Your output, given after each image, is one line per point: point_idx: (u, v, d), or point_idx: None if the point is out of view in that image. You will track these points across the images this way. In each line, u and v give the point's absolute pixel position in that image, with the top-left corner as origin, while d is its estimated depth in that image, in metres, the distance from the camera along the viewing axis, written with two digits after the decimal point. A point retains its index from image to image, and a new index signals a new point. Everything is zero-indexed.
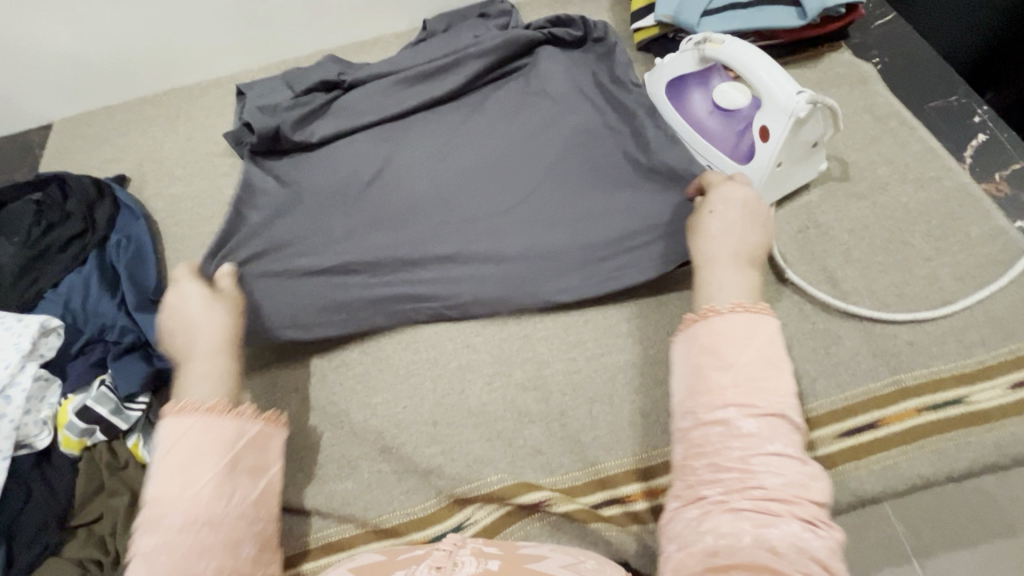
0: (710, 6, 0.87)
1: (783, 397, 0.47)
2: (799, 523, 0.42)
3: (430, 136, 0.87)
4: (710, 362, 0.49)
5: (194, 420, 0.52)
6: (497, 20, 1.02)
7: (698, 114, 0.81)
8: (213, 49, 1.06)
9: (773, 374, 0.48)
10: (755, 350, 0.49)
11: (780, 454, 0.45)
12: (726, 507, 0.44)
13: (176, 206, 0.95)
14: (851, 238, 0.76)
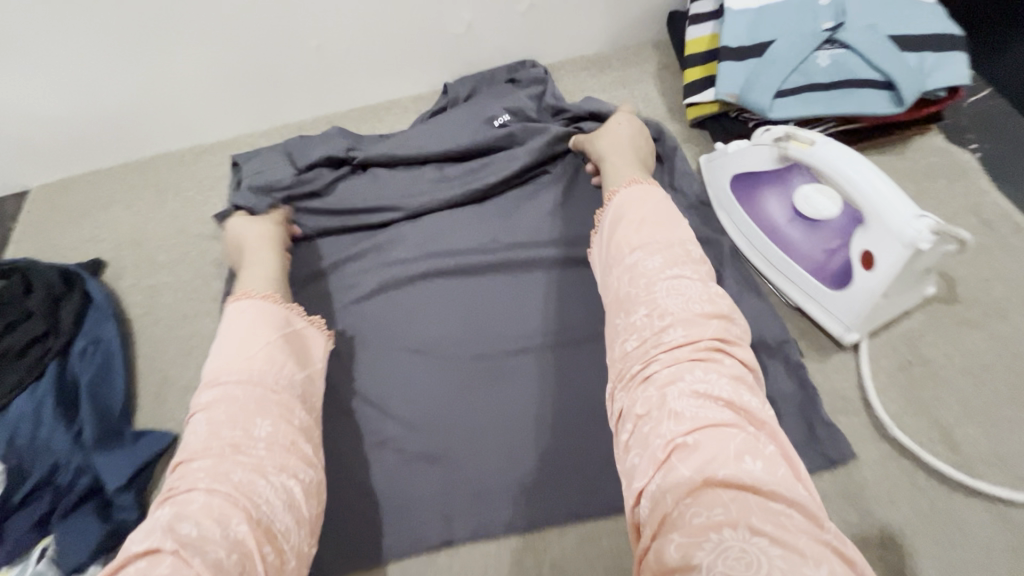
0: (784, 85, 0.74)
1: (678, 251, 0.56)
2: (713, 390, 0.46)
3: (441, 259, 0.76)
4: (625, 230, 0.60)
5: (245, 309, 0.62)
6: (531, 87, 0.89)
7: (774, 220, 0.67)
8: (208, 113, 0.94)
9: (665, 251, 0.56)
10: (649, 226, 0.59)
11: (677, 279, 0.53)
12: (647, 393, 0.48)
13: (153, 299, 0.82)
14: (969, 383, 0.62)
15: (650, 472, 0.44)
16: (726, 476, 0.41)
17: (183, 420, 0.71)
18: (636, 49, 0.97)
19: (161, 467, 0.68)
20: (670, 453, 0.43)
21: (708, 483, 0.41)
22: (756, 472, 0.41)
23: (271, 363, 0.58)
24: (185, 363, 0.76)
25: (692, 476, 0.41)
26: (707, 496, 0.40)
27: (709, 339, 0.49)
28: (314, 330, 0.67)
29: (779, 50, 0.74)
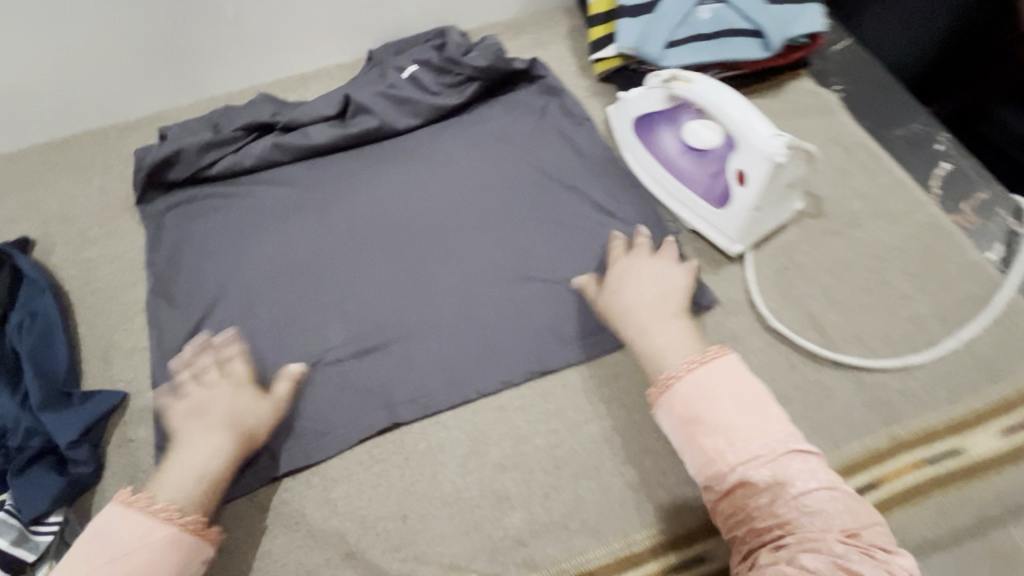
0: (673, 37, 0.83)
1: (765, 450, 0.51)
2: (838, 553, 0.45)
3: (385, 182, 0.85)
4: (699, 430, 0.53)
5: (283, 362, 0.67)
6: (430, 40, 0.95)
7: (668, 155, 0.78)
8: (128, 88, 0.94)
9: (727, 437, 0.52)
10: (731, 403, 0.53)
11: (789, 455, 0.50)
12: (786, 562, 0.46)
13: (88, 272, 0.82)
14: (831, 280, 0.74)
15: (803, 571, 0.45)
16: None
17: (132, 380, 0.73)
18: (547, 14, 1.04)
19: (113, 425, 0.70)
20: (836, 569, 0.44)
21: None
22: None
23: (278, 426, 0.64)
24: (129, 328, 0.77)
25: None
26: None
27: (786, 453, 0.50)
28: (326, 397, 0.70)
29: (667, 5, 0.83)
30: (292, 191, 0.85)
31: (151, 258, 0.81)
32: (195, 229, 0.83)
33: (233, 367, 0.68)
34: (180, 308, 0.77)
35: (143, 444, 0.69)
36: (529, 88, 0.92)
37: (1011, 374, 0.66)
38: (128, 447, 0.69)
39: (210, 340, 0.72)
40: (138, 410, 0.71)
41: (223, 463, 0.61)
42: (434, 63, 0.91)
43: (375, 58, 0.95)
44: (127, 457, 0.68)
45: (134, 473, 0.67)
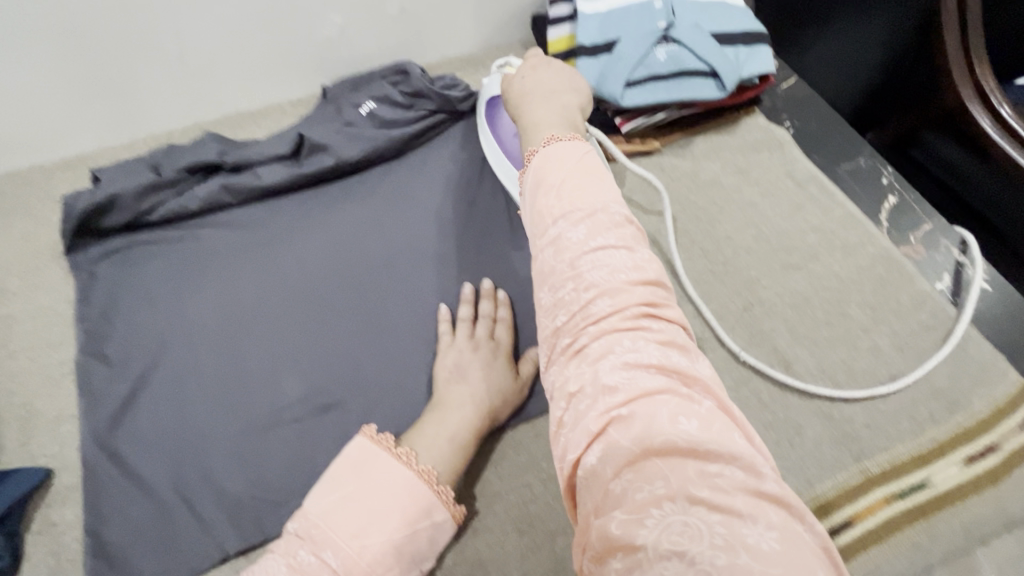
0: (632, 77, 0.84)
1: (615, 281, 0.44)
2: (644, 385, 0.40)
3: (345, 228, 0.81)
4: (546, 221, 0.48)
5: (392, 470, 0.56)
6: (388, 72, 0.91)
7: (505, 129, 0.83)
8: (55, 126, 0.87)
9: (609, 296, 0.44)
10: (589, 233, 0.46)
11: (602, 250, 0.46)
12: (606, 439, 0.39)
13: (8, 329, 0.74)
14: (794, 314, 0.75)
15: (583, 445, 0.39)
16: (664, 446, 0.37)
17: (57, 453, 0.66)
18: (506, 51, 1.04)
19: (33, 507, 0.62)
20: (604, 427, 0.39)
21: (649, 458, 0.37)
22: (693, 434, 0.37)
23: (378, 565, 0.52)
24: (54, 393, 0.69)
25: (631, 449, 0.37)
26: (646, 467, 0.36)
27: (633, 306, 0.43)
28: (436, 533, 0.57)
29: (624, 47, 0.84)
30: (243, 237, 0.80)
31: (82, 315, 0.74)
32: (132, 282, 0.76)
33: (496, 332, 0.71)
34: (114, 371, 0.70)
35: (71, 527, 0.61)
36: None
37: (968, 403, 0.68)
38: (52, 531, 0.61)
39: (488, 291, 0.74)
40: (63, 487, 0.64)
41: (471, 427, 0.63)
42: (390, 98, 0.88)
43: (330, 94, 0.91)
44: (50, 544, 0.60)
45: (58, 562, 0.59)
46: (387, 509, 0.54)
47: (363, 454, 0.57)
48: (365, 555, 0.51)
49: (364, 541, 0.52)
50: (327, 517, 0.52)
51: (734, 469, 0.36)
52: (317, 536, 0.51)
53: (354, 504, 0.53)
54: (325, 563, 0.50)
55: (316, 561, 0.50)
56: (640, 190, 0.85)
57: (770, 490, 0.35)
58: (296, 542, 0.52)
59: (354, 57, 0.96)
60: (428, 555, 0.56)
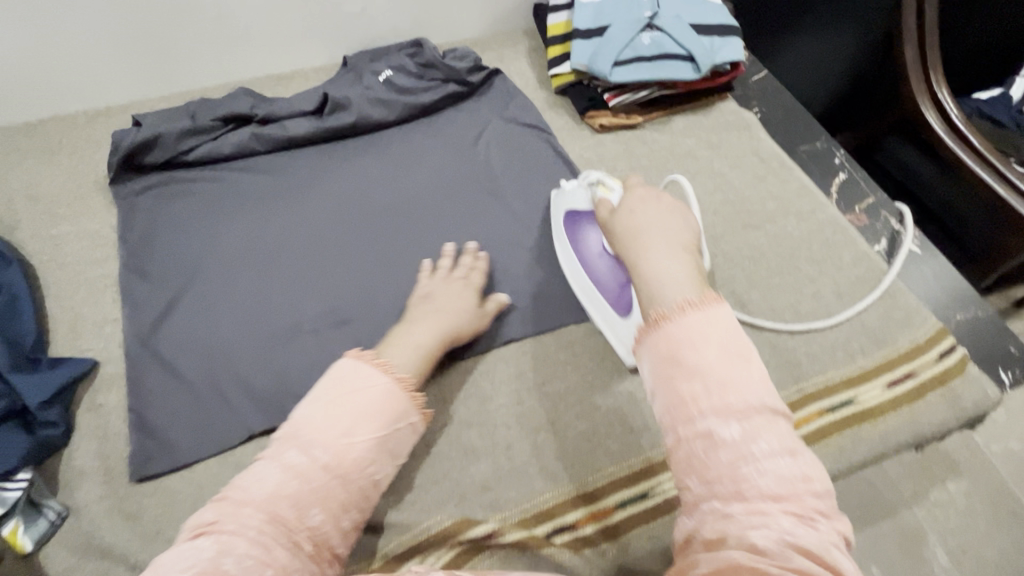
0: (620, 57, 0.95)
1: (739, 350, 0.49)
2: (758, 443, 0.45)
3: (361, 176, 0.91)
4: (659, 317, 0.50)
5: (370, 379, 0.60)
6: (403, 47, 1.03)
7: (591, 247, 0.78)
8: (101, 74, 0.96)
9: (716, 353, 0.48)
10: (701, 317, 0.49)
11: (705, 324, 0.49)
12: (719, 513, 0.44)
13: (55, 246, 0.83)
14: (751, 264, 0.87)
15: (696, 463, 0.46)
16: (769, 493, 0.43)
17: (103, 349, 0.74)
18: (509, 35, 1.16)
19: (81, 390, 0.71)
20: (710, 451, 0.45)
21: (761, 512, 0.42)
22: (784, 470, 0.44)
23: (361, 459, 0.57)
24: (98, 300, 0.78)
25: (737, 485, 0.44)
26: (744, 487, 0.44)
27: (770, 430, 0.46)
28: (412, 431, 0.61)
29: (614, 31, 0.96)
30: (270, 179, 0.90)
31: (122, 236, 0.83)
32: (167, 211, 0.85)
33: (472, 275, 0.79)
34: (152, 284, 0.79)
35: (116, 408, 0.70)
36: (493, 97, 1.03)
37: (892, 340, 0.80)
38: (99, 410, 0.70)
39: (471, 250, 0.82)
40: (108, 376, 0.73)
41: (442, 347, 0.71)
42: (405, 68, 1.00)
43: (350, 62, 1.02)
44: (97, 421, 0.69)
45: (104, 435, 0.68)
46: (366, 411, 0.58)
47: (347, 368, 0.60)
48: (352, 451, 0.56)
49: (349, 438, 0.56)
50: (314, 423, 0.56)
51: (800, 471, 0.45)
52: (304, 437, 0.56)
53: (341, 410, 0.57)
54: (315, 461, 0.55)
55: (305, 459, 0.55)
56: (623, 158, 0.97)
57: (815, 490, 0.44)
58: (285, 445, 0.56)
59: (373, 32, 1.07)
60: (406, 450, 0.62)
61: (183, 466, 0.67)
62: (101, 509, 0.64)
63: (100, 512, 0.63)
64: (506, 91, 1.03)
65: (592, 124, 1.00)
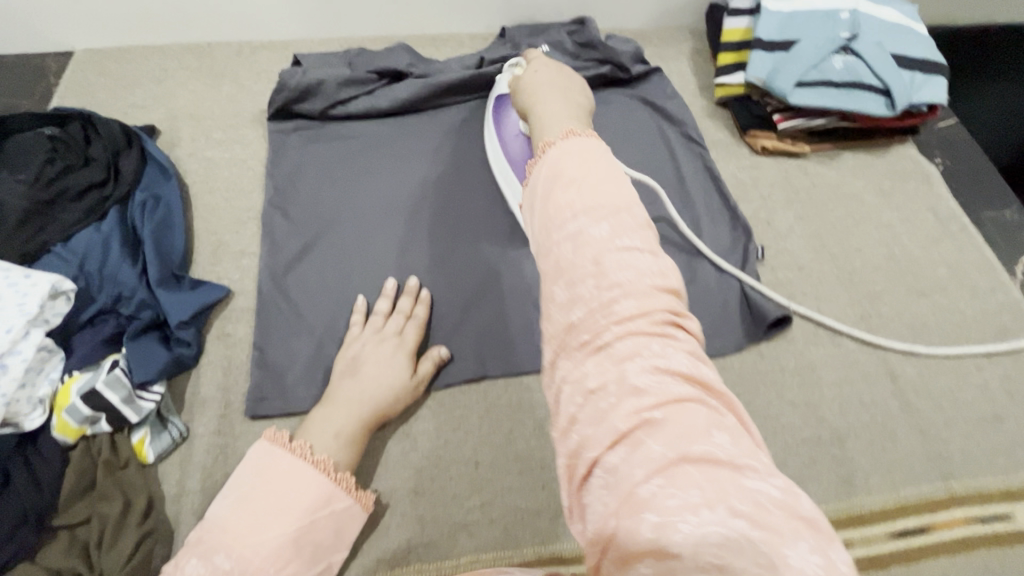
0: (804, 78, 0.86)
1: (615, 205, 0.38)
2: (677, 362, 0.33)
3: None
4: (559, 195, 0.38)
5: (284, 466, 0.55)
6: (565, 24, 0.98)
7: (508, 134, 0.79)
8: (271, 7, 0.97)
9: (621, 232, 0.37)
10: (594, 184, 0.39)
11: (628, 250, 0.36)
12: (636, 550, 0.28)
13: (207, 169, 0.85)
14: (910, 335, 0.77)
15: (605, 442, 0.31)
16: (702, 452, 0.29)
17: (238, 280, 0.77)
18: (674, 31, 1.08)
19: (214, 316, 0.73)
20: (635, 429, 0.31)
21: (681, 462, 0.29)
22: (728, 448, 0.30)
23: (271, 559, 0.50)
24: (239, 231, 0.80)
25: (665, 456, 0.30)
26: (681, 475, 0.29)
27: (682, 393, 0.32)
28: (341, 515, 0.58)
29: (803, 49, 0.87)
30: (412, 139, 0.88)
31: (268, 173, 0.84)
32: (310, 156, 0.85)
33: (407, 330, 0.71)
34: (287, 227, 0.80)
35: (241, 342, 0.72)
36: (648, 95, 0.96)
37: None
38: (227, 339, 0.72)
39: (412, 289, 0.74)
40: (239, 308, 0.74)
41: (359, 424, 0.63)
42: (564, 48, 0.95)
43: (508, 34, 0.98)
44: (223, 350, 0.71)
45: (228, 366, 0.70)
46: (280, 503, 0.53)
47: (263, 456, 0.56)
48: (261, 552, 0.50)
49: (260, 536, 0.50)
50: (222, 526, 0.50)
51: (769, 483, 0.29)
52: (208, 540, 0.49)
53: (254, 507, 0.52)
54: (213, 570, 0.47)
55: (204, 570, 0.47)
56: (779, 189, 0.89)
57: (809, 513, 0.28)
58: (187, 555, 0.49)
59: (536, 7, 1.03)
60: (336, 538, 0.57)
61: (295, 413, 0.68)
62: (217, 438, 0.66)
63: (218, 443, 0.66)
64: (665, 91, 0.96)
65: (752, 144, 0.92)
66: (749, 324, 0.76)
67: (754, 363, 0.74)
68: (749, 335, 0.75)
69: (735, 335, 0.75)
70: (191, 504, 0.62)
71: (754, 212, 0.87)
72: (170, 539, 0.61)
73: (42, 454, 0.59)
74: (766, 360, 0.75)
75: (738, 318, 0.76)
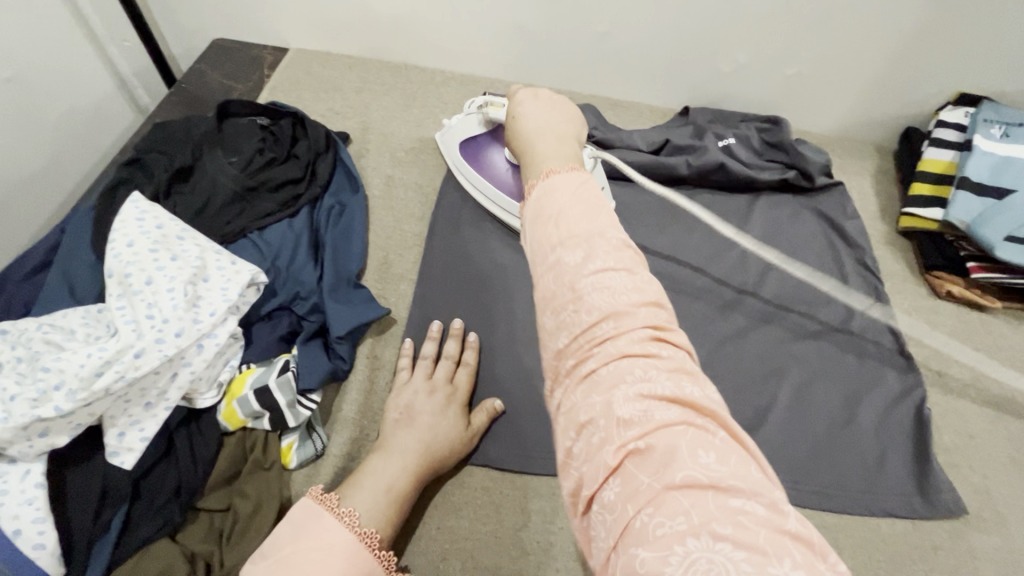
0: (1015, 232, 0.81)
1: (587, 231, 0.40)
2: (654, 385, 0.34)
3: (669, 234, 0.89)
4: (547, 233, 0.41)
5: (328, 529, 0.52)
6: (753, 119, 0.99)
7: (500, 173, 0.81)
8: (475, 46, 1.03)
9: (616, 315, 0.36)
10: (609, 290, 0.38)
11: (601, 272, 0.38)
12: (615, 457, 0.32)
13: (387, 185, 0.90)
14: None
15: (600, 479, 0.32)
16: (684, 479, 0.30)
17: (393, 302, 0.78)
18: (858, 148, 1.05)
19: (372, 332, 0.74)
20: (624, 459, 0.32)
21: (669, 491, 0.30)
22: (713, 470, 0.31)
23: None
24: (404, 254, 0.83)
25: (651, 486, 0.31)
26: (667, 502, 0.30)
27: (637, 345, 0.35)
28: None
29: (1020, 201, 0.82)
30: None
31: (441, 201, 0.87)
32: None
33: (457, 376, 0.69)
34: (460, 256, 0.81)
35: (385, 363, 0.72)
36: (823, 208, 0.93)
37: None
38: (372, 358, 0.72)
39: (459, 332, 0.73)
40: (389, 330, 0.75)
41: (413, 480, 0.60)
42: (749, 142, 0.95)
43: (692, 118, 1.00)
44: (365, 368, 0.71)
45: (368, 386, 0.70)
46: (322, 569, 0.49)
47: (304, 515, 0.53)
48: None
49: None
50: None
51: (756, 502, 0.30)
52: None
53: (290, 571, 0.49)
54: None
55: None
56: (954, 345, 0.83)
57: (793, 529, 0.29)
58: None
59: (725, 96, 1.04)
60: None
61: None
62: (339, 460, 0.65)
63: (343, 463, 0.65)
64: (841, 211, 0.93)
65: (935, 287, 0.88)
66: (904, 489, 0.70)
67: (902, 530, 0.68)
68: (905, 498, 0.69)
69: (888, 496, 0.69)
70: None
71: (925, 360, 0.82)
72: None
73: (206, 433, 0.61)
74: (917, 532, 0.68)
75: (891, 476, 0.71)
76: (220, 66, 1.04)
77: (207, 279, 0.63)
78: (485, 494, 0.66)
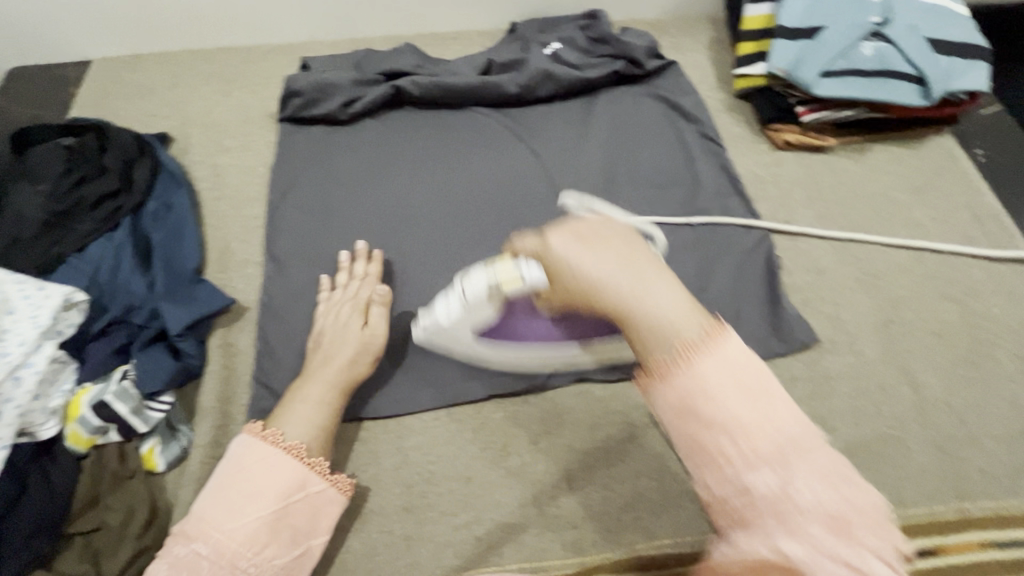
0: (830, 67, 0.82)
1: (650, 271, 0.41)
2: (749, 416, 0.35)
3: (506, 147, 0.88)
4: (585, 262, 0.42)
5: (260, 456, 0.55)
6: (576, 19, 0.98)
7: (541, 334, 0.64)
8: (283, 11, 0.98)
9: (686, 333, 0.37)
10: (734, 391, 0.35)
11: (675, 304, 0.39)
12: (725, 478, 0.34)
13: (218, 176, 0.87)
14: (935, 342, 0.73)
15: (736, 497, 0.34)
16: (806, 501, 0.33)
17: (241, 289, 0.77)
18: (692, 23, 1.05)
19: (222, 324, 0.74)
20: (733, 462, 0.34)
21: (794, 510, 0.33)
22: (794, 481, 0.33)
23: (249, 543, 0.52)
24: (246, 240, 0.81)
25: (772, 488, 0.33)
26: (788, 512, 0.33)
27: (719, 365, 0.36)
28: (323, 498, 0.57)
29: (830, 35, 0.83)
30: (422, 138, 0.88)
31: (275, 175, 0.84)
32: (321, 159, 0.85)
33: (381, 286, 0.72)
34: (303, 225, 0.80)
35: (242, 350, 0.72)
36: (658, 89, 0.93)
37: None
38: (227, 348, 0.72)
39: (366, 253, 0.75)
40: (239, 317, 0.74)
41: None
42: (575, 43, 0.95)
43: (519, 31, 0.97)
44: (221, 359, 0.71)
45: (228, 376, 0.70)
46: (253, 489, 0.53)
47: (238, 447, 0.56)
48: (236, 538, 0.51)
49: (231, 522, 0.52)
50: (201, 512, 0.53)
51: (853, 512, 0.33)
52: (190, 529, 0.52)
53: (225, 495, 0.53)
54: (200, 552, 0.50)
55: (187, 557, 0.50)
56: (798, 192, 0.86)
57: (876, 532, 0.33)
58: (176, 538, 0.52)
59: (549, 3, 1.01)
60: (316, 526, 0.56)
61: None
62: (207, 451, 0.65)
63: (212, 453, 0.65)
64: (677, 89, 0.94)
65: (774, 139, 0.89)
66: (761, 336, 0.73)
67: None
68: (762, 343, 0.73)
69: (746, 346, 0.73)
70: (181, 517, 0.61)
71: (772, 212, 0.84)
72: (170, 540, 0.61)
73: (56, 462, 0.61)
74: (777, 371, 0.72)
75: (749, 327, 0.74)
76: (19, 96, 0.97)
77: (13, 310, 0.61)
78: (360, 446, 0.67)
